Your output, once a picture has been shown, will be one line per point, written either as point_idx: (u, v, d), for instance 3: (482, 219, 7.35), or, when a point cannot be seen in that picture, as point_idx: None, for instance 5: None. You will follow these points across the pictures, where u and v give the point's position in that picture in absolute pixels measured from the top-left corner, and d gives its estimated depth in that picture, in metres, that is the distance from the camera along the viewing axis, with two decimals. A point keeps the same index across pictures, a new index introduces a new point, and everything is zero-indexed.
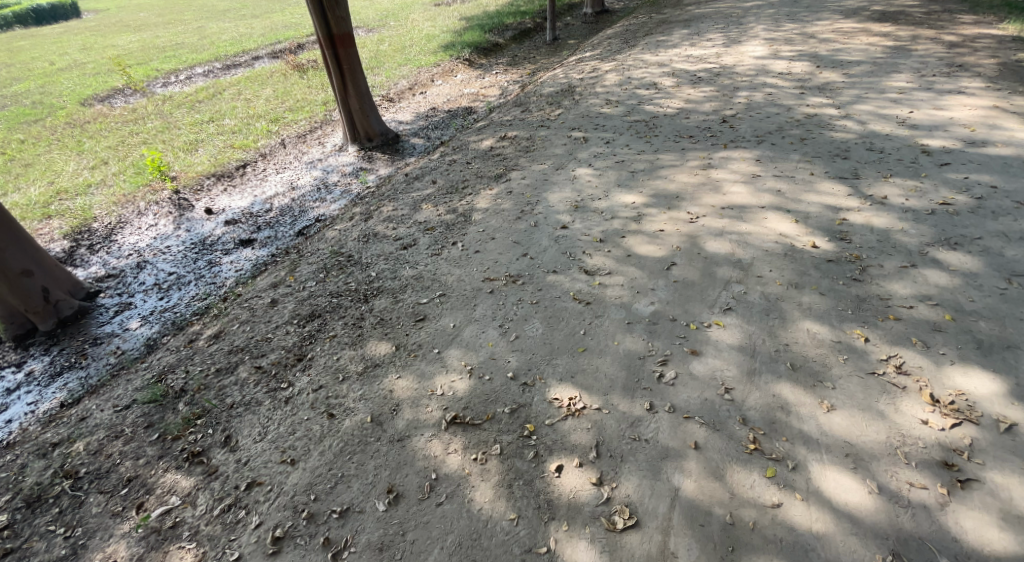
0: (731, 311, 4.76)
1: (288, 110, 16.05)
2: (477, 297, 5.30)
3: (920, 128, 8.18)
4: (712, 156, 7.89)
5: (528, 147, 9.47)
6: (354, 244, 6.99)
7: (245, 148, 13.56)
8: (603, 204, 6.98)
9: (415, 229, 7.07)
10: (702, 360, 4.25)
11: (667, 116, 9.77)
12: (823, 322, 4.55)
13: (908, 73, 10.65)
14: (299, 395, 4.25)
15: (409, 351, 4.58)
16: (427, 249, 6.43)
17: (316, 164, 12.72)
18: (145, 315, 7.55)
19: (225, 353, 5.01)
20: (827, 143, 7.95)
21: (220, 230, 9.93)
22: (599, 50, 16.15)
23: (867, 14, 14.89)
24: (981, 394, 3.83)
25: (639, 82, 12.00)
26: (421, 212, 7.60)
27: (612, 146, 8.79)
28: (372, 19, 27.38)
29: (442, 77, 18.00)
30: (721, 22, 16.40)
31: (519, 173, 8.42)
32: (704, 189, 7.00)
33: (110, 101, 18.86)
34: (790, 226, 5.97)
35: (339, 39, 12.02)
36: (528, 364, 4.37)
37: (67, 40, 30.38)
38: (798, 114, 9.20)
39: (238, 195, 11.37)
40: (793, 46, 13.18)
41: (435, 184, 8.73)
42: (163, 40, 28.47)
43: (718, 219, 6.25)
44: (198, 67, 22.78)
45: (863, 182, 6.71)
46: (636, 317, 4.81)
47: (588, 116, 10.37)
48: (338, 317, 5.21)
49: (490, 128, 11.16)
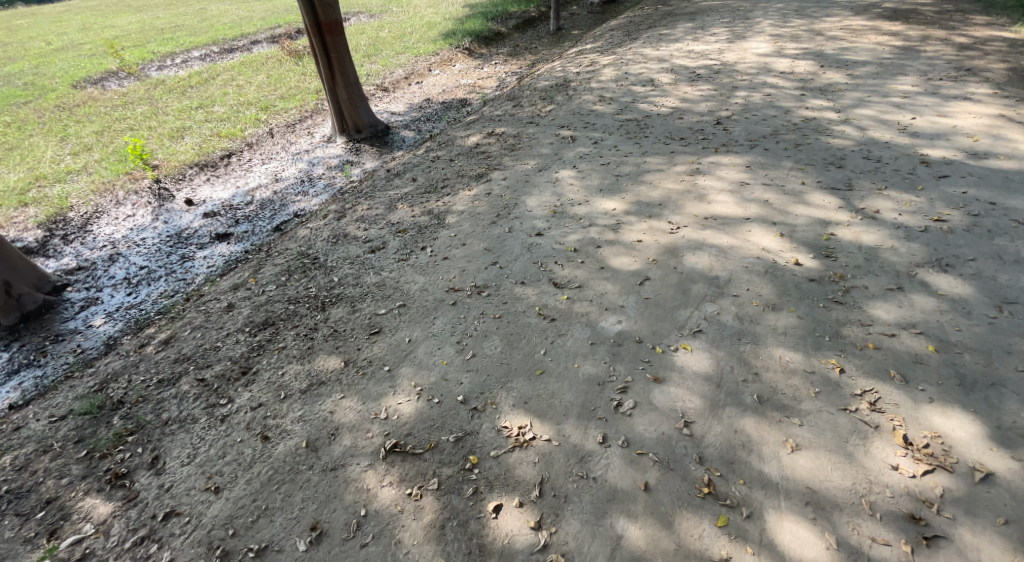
0: (701, 333, 4.50)
1: (280, 98, 15.79)
2: (438, 309, 5.10)
3: (921, 136, 7.84)
4: (701, 161, 7.58)
5: (515, 145, 9.18)
6: (322, 246, 6.83)
7: (232, 136, 13.34)
8: (582, 210, 6.71)
9: (386, 232, 6.88)
10: (664, 388, 3.99)
11: (660, 116, 9.44)
12: (797, 349, 4.28)
13: (914, 76, 10.25)
14: (236, 413, 4.14)
15: (357, 368, 4.39)
16: (394, 253, 6.25)
17: (303, 155, 12.60)
18: (109, 312, 7.64)
19: (171, 362, 4.91)
20: (822, 150, 7.61)
21: (197, 223, 10.08)
22: (600, 42, 15.73)
23: (878, 12, 14.40)
24: (958, 438, 3.58)
25: (635, 78, 11.63)
26: (396, 213, 7.40)
27: (599, 146, 8.50)
28: (375, 4, 26.92)
29: (440, 66, 17.63)
30: (728, 16, 15.93)
31: (501, 173, 8.15)
32: (688, 197, 6.72)
33: (105, 85, 18.68)
34: (774, 240, 5.69)
35: (327, 26, 11.72)
36: (481, 388, 4.12)
37: (67, 19, 30.13)
38: (796, 117, 8.86)
39: (220, 186, 11.47)
40: (798, 44, 12.76)
41: (415, 182, 8.48)
42: (164, 21, 28.17)
43: (699, 230, 5.98)
44: (196, 51, 22.50)
45: (856, 195, 6.40)
46: (601, 336, 4.56)
47: (579, 114, 10.05)
48: (290, 327, 5.09)
49: (479, 123, 10.86)
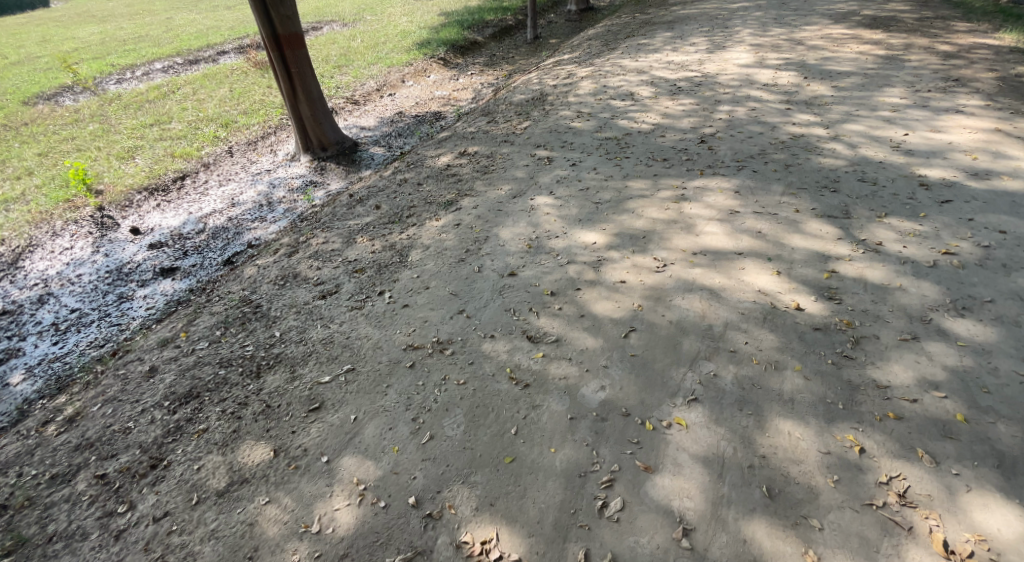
0: (696, 403, 3.87)
1: (242, 113, 14.95)
2: (393, 373, 4.41)
3: (917, 154, 7.35)
4: (686, 185, 6.99)
5: (487, 167, 8.54)
6: (268, 291, 6.15)
7: (187, 156, 12.48)
8: (559, 243, 6.07)
9: (340, 271, 6.19)
10: (657, 481, 3.41)
11: (641, 133, 8.88)
12: (809, 422, 3.68)
13: (902, 88, 9.83)
14: (134, 527, 3.68)
15: (288, 461, 3.82)
16: (347, 299, 5.56)
17: (263, 176, 11.81)
18: (30, 367, 7.05)
19: (71, 450, 4.41)
20: (815, 171, 7.09)
21: (141, 255, 9.28)
22: (577, 53, 15.19)
23: (858, 19, 14.08)
24: (1006, 541, 3.05)
25: (614, 91, 11.07)
26: (354, 247, 6.70)
27: (577, 169, 7.88)
28: (347, 12, 26.16)
29: (414, 77, 16.93)
30: (707, 25, 15.51)
31: (471, 199, 7.48)
32: (674, 227, 6.11)
33: (59, 101, 17.69)
34: (771, 278, 5.10)
35: (286, 39, 10.98)
36: (437, 484, 3.53)
37: (27, 31, 28.92)
38: (784, 134, 8.34)
39: (172, 211, 10.65)
40: (780, 54, 12.34)
41: (378, 210, 7.77)
42: (128, 31, 27.11)
43: (688, 268, 5.37)
44: (158, 63, 21.54)
45: (855, 224, 5.85)
46: (581, 408, 3.90)
47: (555, 131, 9.44)
48: (216, 401, 4.49)
49: (451, 141, 10.19)
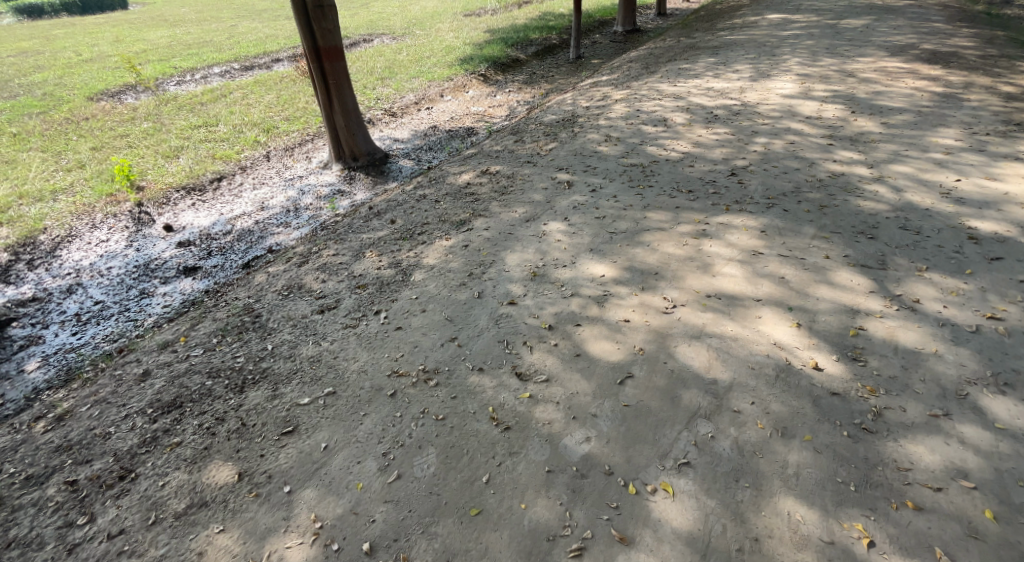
0: (687, 467, 3.58)
1: (285, 119, 15.27)
2: (372, 402, 4.21)
3: (967, 203, 6.80)
4: (709, 220, 6.65)
5: (507, 187, 8.37)
6: (270, 300, 6.03)
7: (226, 159, 12.76)
8: (566, 274, 5.84)
9: (343, 286, 6.07)
10: (631, 555, 3.17)
11: (669, 161, 8.57)
12: (811, 503, 3.36)
13: (957, 129, 9.22)
14: (89, 542, 3.54)
15: (249, 487, 3.66)
16: (343, 316, 5.41)
17: (295, 182, 11.93)
18: (47, 355, 7.06)
19: (51, 452, 4.29)
20: (851, 214, 6.64)
21: (169, 253, 9.40)
22: (617, 74, 14.96)
23: (916, 53, 13.40)
24: None
25: (647, 116, 10.79)
26: (362, 262, 6.59)
27: (596, 195, 7.63)
28: (398, 26, 26.71)
29: (453, 92, 17.01)
30: (753, 52, 15.06)
31: (485, 220, 7.31)
32: (690, 265, 5.79)
33: (120, 98, 18.48)
34: (788, 331, 4.74)
35: (326, 52, 11.11)
36: (394, 531, 3.35)
37: (101, 31, 30.54)
38: (821, 172, 7.90)
39: (204, 211, 10.82)
40: (827, 85, 11.83)
41: (392, 225, 7.68)
42: (193, 36, 28.32)
43: (698, 311, 5.06)
44: (216, 67, 22.35)
45: (889, 277, 5.42)
46: (560, 462, 3.66)
47: (580, 155, 9.23)
48: (196, 413, 4.34)
49: (476, 158, 10.10)
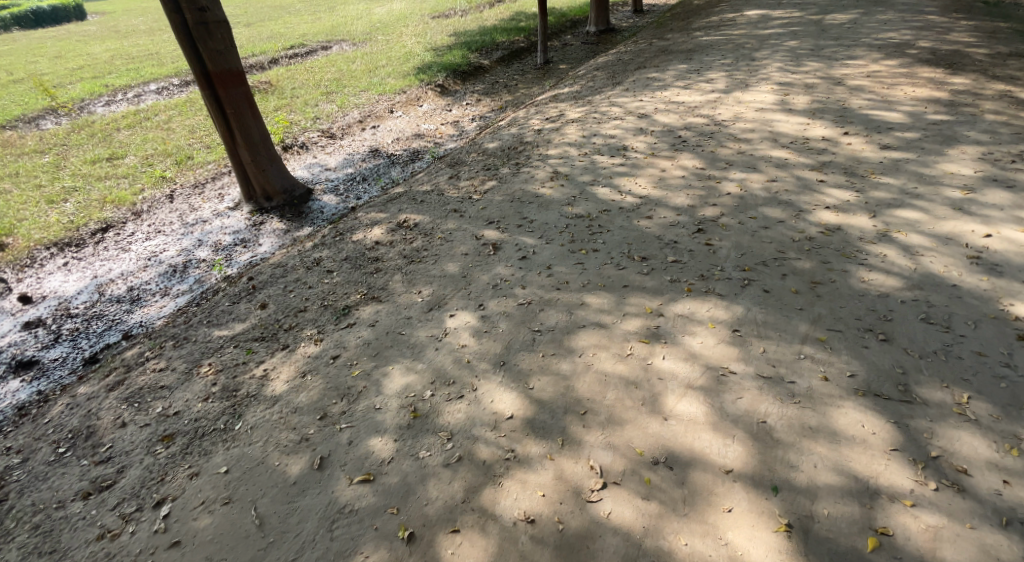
0: None
1: (204, 148, 13.33)
2: None
3: (1007, 273, 5.10)
4: (665, 313, 4.93)
5: (418, 251, 6.59)
6: (37, 465, 4.19)
7: (119, 203, 10.68)
8: (456, 414, 4.08)
9: (140, 436, 4.23)
10: None
11: (622, 209, 6.81)
12: None
13: (976, 151, 7.47)
14: None
15: None
16: (109, 511, 3.64)
17: (195, 228, 10.00)
18: None
19: None
20: (855, 297, 4.94)
21: (8, 339, 7.44)
22: (579, 85, 13.17)
23: (914, 53, 11.64)
24: None
25: (605, 143, 9.02)
26: (190, 385, 4.75)
27: (526, 266, 5.87)
28: (358, 31, 24.78)
29: (403, 107, 15.17)
30: (732, 55, 13.31)
31: (375, 307, 5.53)
32: (634, 398, 4.08)
33: (35, 126, 16.47)
34: (771, 547, 3.15)
35: (217, 77, 9.20)
36: None
37: (46, 47, 28.34)
38: (811, 223, 6.17)
39: (75, 272, 8.86)
40: (815, 95, 10.09)
41: (259, 313, 5.86)
42: (140, 49, 26.23)
43: (639, 501, 3.41)
44: (153, 85, 20.31)
45: (917, 420, 3.76)
46: None
47: (517, 201, 7.46)
48: None
49: (397, 203, 8.28)
